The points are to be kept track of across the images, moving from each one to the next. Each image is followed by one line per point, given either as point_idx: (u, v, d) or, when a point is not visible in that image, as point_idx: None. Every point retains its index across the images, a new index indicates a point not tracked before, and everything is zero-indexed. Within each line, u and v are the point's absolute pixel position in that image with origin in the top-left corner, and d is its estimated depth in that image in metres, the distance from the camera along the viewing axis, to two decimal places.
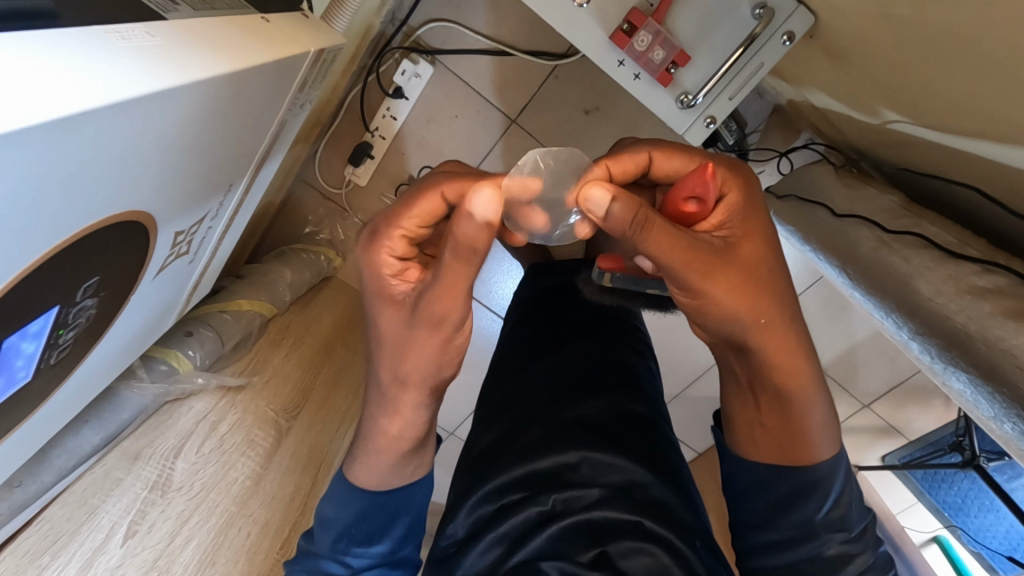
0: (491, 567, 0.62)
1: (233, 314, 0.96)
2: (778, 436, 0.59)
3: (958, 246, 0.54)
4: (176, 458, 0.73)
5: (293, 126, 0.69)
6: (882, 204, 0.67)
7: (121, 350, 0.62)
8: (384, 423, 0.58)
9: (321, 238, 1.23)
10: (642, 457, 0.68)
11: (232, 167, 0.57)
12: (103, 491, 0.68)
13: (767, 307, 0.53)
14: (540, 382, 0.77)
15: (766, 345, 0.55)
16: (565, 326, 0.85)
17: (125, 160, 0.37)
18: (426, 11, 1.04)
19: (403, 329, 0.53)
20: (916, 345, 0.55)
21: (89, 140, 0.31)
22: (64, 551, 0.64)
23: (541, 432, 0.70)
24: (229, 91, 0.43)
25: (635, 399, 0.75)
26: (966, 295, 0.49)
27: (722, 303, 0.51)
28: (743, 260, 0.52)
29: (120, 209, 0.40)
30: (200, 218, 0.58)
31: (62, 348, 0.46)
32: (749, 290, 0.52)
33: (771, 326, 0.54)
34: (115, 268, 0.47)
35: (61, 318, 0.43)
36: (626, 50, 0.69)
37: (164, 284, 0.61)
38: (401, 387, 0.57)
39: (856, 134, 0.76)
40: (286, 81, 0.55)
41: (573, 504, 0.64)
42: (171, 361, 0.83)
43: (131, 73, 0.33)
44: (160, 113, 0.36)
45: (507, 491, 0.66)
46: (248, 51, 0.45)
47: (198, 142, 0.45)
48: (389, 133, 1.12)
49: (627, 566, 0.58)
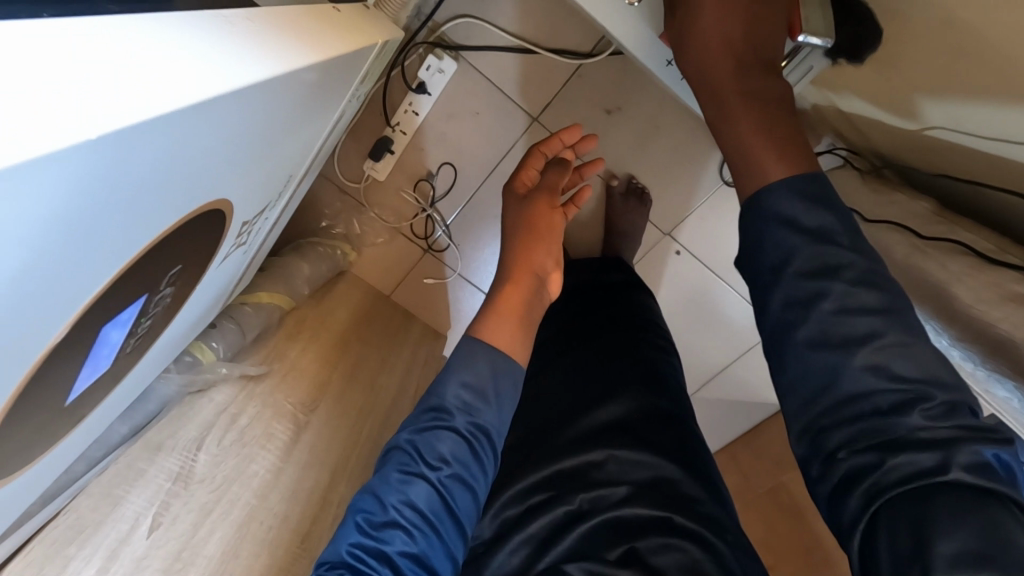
0: (520, 566, 0.67)
1: (253, 306, 0.97)
2: (743, 164, 0.56)
3: (998, 253, 0.54)
4: (198, 450, 0.73)
5: (342, 120, 0.67)
6: (914, 209, 0.65)
7: (178, 338, 0.62)
8: (501, 289, 0.79)
9: (337, 232, 1.24)
10: (671, 454, 0.74)
11: (290, 161, 0.57)
12: (127, 482, 0.67)
13: (724, 55, 0.59)
14: (566, 382, 0.84)
15: (712, 90, 0.60)
16: (585, 331, 0.91)
17: (219, 154, 0.37)
18: (449, 7, 1.03)
19: (515, 212, 0.87)
20: (958, 353, 0.57)
21: (204, 127, 0.32)
22: (89, 542, 0.62)
23: (564, 435, 0.76)
24: (310, 82, 0.43)
25: (658, 395, 0.80)
26: (1009, 302, 0.49)
27: (700, 73, 0.61)
28: (708, 39, 0.60)
29: (204, 201, 0.40)
30: (261, 208, 0.58)
31: (139, 335, 0.47)
32: (723, 64, 0.59)
33: (719, 83, 0.59)
34: (192, 259, 0.47)
35: (145, 308, 0.43)
36: (674, 50, 0.71)
37: (220, 275, 0.61)
38: (515, 261, 0.82)
39: (889, 140, 0.74)
40: (351, 73, 0.54)
41: (600, 502, 0.70)
42: (194, 352, 0.86)
43: (238, 59, 0.33)
44: (256, 108, 0.37)
45: (532, 493, 0.72)
46: (323, 37, 0.44)
47: (276, 135, 0.45)
48: (411, 128, 1.11)
49: (658, 562, 0.64)
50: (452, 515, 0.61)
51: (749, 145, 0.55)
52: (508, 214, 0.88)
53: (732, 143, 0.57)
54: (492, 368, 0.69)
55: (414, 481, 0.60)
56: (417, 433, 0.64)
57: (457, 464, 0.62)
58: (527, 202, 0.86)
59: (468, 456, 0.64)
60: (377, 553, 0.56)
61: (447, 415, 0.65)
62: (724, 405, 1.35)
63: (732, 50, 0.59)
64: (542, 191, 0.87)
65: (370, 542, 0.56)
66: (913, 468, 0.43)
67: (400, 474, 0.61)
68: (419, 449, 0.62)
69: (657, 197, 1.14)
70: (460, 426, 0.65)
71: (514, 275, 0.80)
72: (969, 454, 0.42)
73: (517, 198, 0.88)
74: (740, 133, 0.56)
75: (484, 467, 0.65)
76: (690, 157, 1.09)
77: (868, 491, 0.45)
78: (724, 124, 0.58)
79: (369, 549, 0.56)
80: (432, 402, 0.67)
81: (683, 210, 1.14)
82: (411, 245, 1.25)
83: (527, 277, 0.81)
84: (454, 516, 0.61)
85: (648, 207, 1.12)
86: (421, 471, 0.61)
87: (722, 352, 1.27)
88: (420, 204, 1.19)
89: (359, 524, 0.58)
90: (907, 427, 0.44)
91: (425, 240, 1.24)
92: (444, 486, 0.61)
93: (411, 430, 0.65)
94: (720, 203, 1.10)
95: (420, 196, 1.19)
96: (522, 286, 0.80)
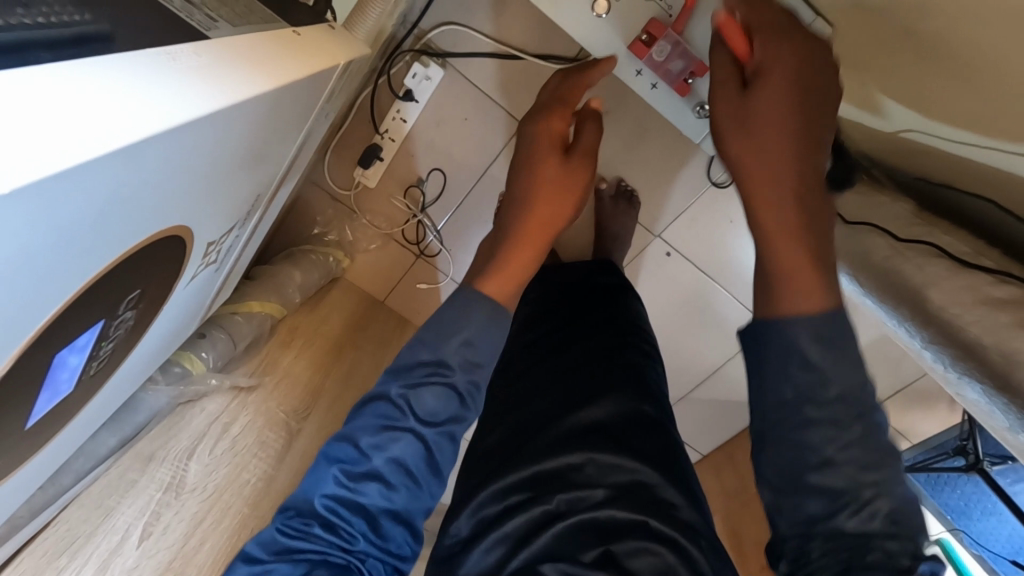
0: (494, 565, 0.68)
1: (244, 316, 0.96)
2: (775, 274, 0.52)
3: (972, 256, 0.54)
4: (189, 459, 0.74)
5: (317, 134, 0.68)
6: (894, 212, 0.66)
7: (150, 358, 0.63)
8: (518, 245, 0.68)
9: (329, 238, 1.24)
10: (651, 458, 0.75)
11: (259, 179, 0.57)
12: (118, 493, 0.68)
13: (776, 147, 0.52)
14: (550, 387, 0.84)
15: (755, 185, 0.53)
16: (574, 332, 0.92)
17: (169, 183, 0.37)
18: (436, 14, 1.03)
19: (551, 156, 0.70)
20: (929, 354, 0.56)
21: (141, 162, 0.31)
22: (80, 552, 0.63)
23: (546, 437, 0.77)
24: (270, 107, 0.43)
25: (644, 400, 0.81)
26: (982, 306, 0.49)
27: (743, 162, 0.54)
28: (758, 116, 0.53)
29: (159, 227, 0.41)
30: (229, 227, 0.58)
31: (102, 358, 0.48)
32: (774, 157, 0.52)
33: (765, 180, 0.53)
34: (153, 281, 0.47)
35: (103, 332, 0.44)
36: (645, 60, 0.72)
37: (191, 292, 0.61)
38: (537, 216, 0.69)
39: (868, 142, 0.73)
40: (314, 94, 0.52)
41: (579, 504, 0.71)
42: (183, 363, 0.83)
43: (177, 94, 0.32)
44: (208, 139, 0.36)
45: (515, 491, 0.73)
46: (282, 63, 0.44)
47: (236, 160, 0.45)
48: (398, 135, 1.12)
49: (634, 565, 0.65)
50: (433, 468, 0.61)
51: (790, 266, 0.51)
52: (540, 153, 0.70)
53: (771, 263, 0.52)
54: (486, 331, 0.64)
55: (400, 435, 0.59)
56: (410, 383, 0.61)
57: (448, 422, 0.61)
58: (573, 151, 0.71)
59: (458, 410, 0.62)
60: (353, 504, 0.56)
61: (446, 369, 0.62)
62: (718, 406, 1.35)
63: (790, 136, 0.52)
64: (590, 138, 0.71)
65: (347, 492, 0.56)
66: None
67: (384, 428, 0.59)
68: (410, 402, 0.61)
69: (647, 199, 1.15)
70: (458, 384, 0.63)
71: (529, 232, 0.68)
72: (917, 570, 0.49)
73: (554, 134, 0.71)
74: (784, 255, 0.51)
75: (471, 420, 0.64)
76: (678, 160, 1.09)
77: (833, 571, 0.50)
78: (760, 225, 0.53)
79: (344, 500, 0.56)
80: (431, 353, 0.63)
81: (673, 211, 1.14)
82: (403, 251, 1.26)
83: (547, 235, 0.69)
84: (435, 469, 0.61)
85: (637, 210, 1.13)
86: (408, 424, 0.60)
87: (715, 353, 1.28)
88: (410, 210, 1.20)
89: (336, 471, 0.58)
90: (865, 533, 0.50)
91: (416, 246, 1.25)
92: (429, 442, 0.60)
93: (403, 382, 0.62)
94: (709, 204, 1.11)
95: (411, 202, 1.19)
96: (538, 245, 0.68)
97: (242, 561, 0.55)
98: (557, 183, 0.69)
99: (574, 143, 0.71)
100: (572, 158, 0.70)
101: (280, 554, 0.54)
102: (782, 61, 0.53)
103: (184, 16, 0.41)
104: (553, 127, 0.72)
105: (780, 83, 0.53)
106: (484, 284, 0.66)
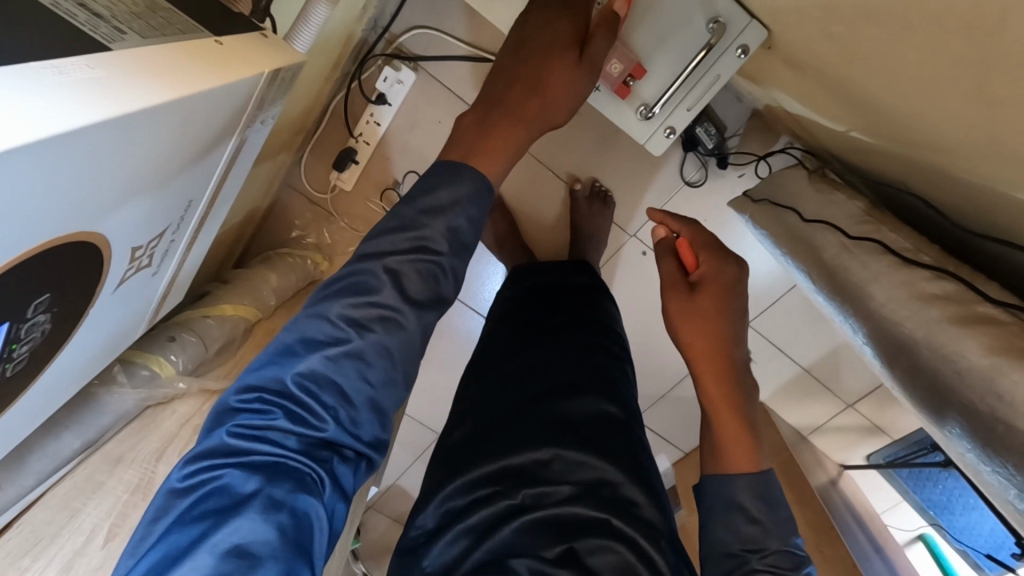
0: (457, 556, 0.69)
1: (217, 319, 0.93)
2: (725, 445, 0.68)
3: (913, 252, 0.56)
4: (157, 462, 0.75)
5: (255, 142, 0.67)
6: (847, 210, 0.67)
7: (80, 366, 0.60)
8: (501, 125, 0.66)
9: (308, 241, 1.25)
10: (615, 457, 0.75)
11: (192, 183, 0.56)
12: (85, 494, 0.69)
13: (712, 345, 0.68)
14: (510, 385, 0.84)
15: (702, 375, 0.69)
16: (545, 325, 0.93)
17: (68, 192, 0.36)
18: (407, 18, 1.04)
19: (569, 43, 0.67)
20: (871, 351, 0.61)
21: (22, 176, 0.30)
22: (44, 554, 0.64)
23: (516, 432, 0.77)
24: (174, 117, 0.41)
25: (609, 400, 0.81)
26: (917, 301, 0.51)
27: (694, 360, 0.69)
28: (699, 317, 0.69)
29: (66, 231, 0.39)
30: (158, 232, 0.57)
31: (18, 361, 0.44)
32: (713, 353, 0.68)
33: (708, 372, 0.69)
34: (67, 284, 0.44)
35: (12, 334, 0.40)
36: None
37: (126, 297, 0.60)
38: (535, 106, 0.67)
39: (831, 143, 0.75)
40: (238, 102, 0.52)
41: (543, 499, 0.71)
42: (152, 366, 0.81)
43: (68, 107, 0.32)
44: (93, 150, 0.35)
45: (480, 485, 0.73)
46: (191, 75, 0.43)
47: (149, 166, 0.44)
48: (373, 138, 1.13)
49: (595, 562, 0.66)
50: (410, 355, 0.60)
51: (733, 441, 0.67)
52: (557, 39, 0.67)
53: (719, 438, 0.68)
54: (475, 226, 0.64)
55: (381, 314, 0.58)
56: (393, 260, 0.60)
57: (428, 309, 0.61)
58: (591, 41, 0.68)
59: (437, 295, 0.62)
60: (325, 387, 0.55)
61: (432, 249, 0.61)
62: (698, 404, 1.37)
63: (720, 332, 0.68)
64: (609, 35, 0.69)
65: (323, 372, 0.55)
66: None
67: (365, 306, 0.58)
68: (391, 281, 0.59)
69: (622, 200, 1.16)
70: (442, 263, 0.62)
71: (520, 111, 0.67)
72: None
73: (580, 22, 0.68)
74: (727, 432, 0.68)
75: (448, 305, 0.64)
76: (650, 161, 1.11)
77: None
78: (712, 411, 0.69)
79: (319, 381, 0.55)
80: (413, 227, 0.61)
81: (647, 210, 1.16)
82: None
83: (533, 123, 0.67)
84: (410, 357, 0.60)
85: (611, 209, 1.14)
86: (391, 304, 0.59)
87: None
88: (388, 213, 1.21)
89: (310, 351, 0.55)
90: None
91: None
92: (408, 326, 0.60)
93: (388, 259, 0.60)
94: (683, 204, 1.12)
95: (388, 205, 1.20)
96: (524, 133, 0.67)
97: (189, 462, 0.51)
98: (567, 87, 0.67)
99: (595, 36, 0.68)
100: (585, 59, 0.67)
101: (237, 452, 0.51)
102: (715, 277, 0.70)
103: (86, 29, 0.39)
104: (564, 23, 0.68)
105: (716, 293, 0.69)
106: (473, 161, 0.65)
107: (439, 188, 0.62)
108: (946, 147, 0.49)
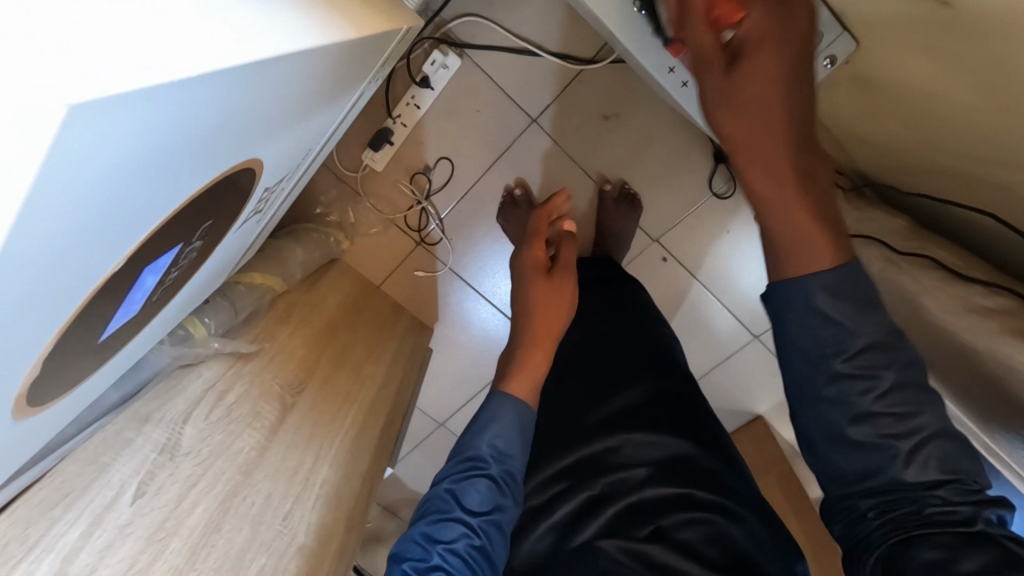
0: (547, 551, 0.74)
1: (246, 286, 0.96)
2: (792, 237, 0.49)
3: (965, 267, 0.57)
4: (184, 423, 0.72)
5: (359, 102, 0.74)
6: (891, 225, 0.69)
7: (186, 301, 0.65)
8: (524, 351, 0.82)
9: (331, 219, 1.23)
10: (687, 433, 0.79)
11: (309, 134, 0.62)
12: (114, 449, 0.65)
13: (774, 109, 0.50)
14: (573, 373, 0.87)
15: (764, 152, 0.50)
16: (592, 305, 0.94)
17: (259, 116, 0.43)
18: (459, 5, 1.06)
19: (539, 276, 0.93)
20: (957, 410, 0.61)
21: (244, 92, 0.37)
22: (75, 505, 0.59)
23: (588, 421, 0.82)
24: (328, 57, 0.48)
25: (673, 376, 0.84)
26: (972, 314, 0.54)
27: (746, 131, 0.50)
28: (744, 86, 0.50)
29: (241, 158, 0.45)
30: (280, 176, 0.63)
31: (169, 283, 0.52)
32: (774, 120, 0.50)
33: (764, 145, 0.50)
34: (218, 219, 0.52)
35: (177, 258, 0.49)
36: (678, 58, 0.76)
37: (240, 237, 0.66)
38: (537, 340, 0.85)
39: (869, 158, 0.80)
40: (367, 53, 0.60)
41: (621, 485, 0.76)
42: (187, 326, 0.84)
43: (283, 34, 0.39)
44: (283, 76, 0.41)
45: (557, 480, 0.78)
46: (341, 20, 0.50)
47: (302, 103, 0.50)
48: (412, 120, 1.13)
49: (683, 534, 0.70)
50: (489, 558, 0.63)
51: (800, 235, 0.49)
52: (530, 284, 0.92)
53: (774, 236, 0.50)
54: (510, 425, 0.73)
55: (452, 524, 0.63)
56: (454, 482, 0.68)
57: (495, 513, 0.66)
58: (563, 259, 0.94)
59: (500, 496, 0.67)
60: None
61: (483, 462, 0.69)
62: None
63: (784, 102, 0.50)
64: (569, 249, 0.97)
65: None
66: (942, 517, 0.45)
67: (439, 518, 0.64)
68: (456, 499, 0.66)
69: (649, 204, 1.18)
70: (495, 473, 0.69)
71: (539, 343, 0.85)
72: (985, 510, 0.45)
73: (539, 258, 0.96)
74: (790, 227, 0.49)
75: (513, 502, 0.69)
76: (681, 167, 1.13)
77: (889, 546, 0.47)
78: (766, 204, 0.50)
79: None
80: (467, 451, 0.70)
81: (674, 216, 1.18)
82: (404, 237, 1.27)
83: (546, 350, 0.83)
84: (488, 558, 0.63)
85: (639, 212, 1.15)
86: (459, 515, 0.64)
87: (702, 359, 1.30)
88: (416, 196, 1.21)
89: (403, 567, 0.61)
90: (932, 494, 0.46)
91: (418, 233, 1.26)
92: (482, 528, 0.64)
93: (452, 479, 0.68)
94: (709, 213, 1.15)
95: (417, 188, 1.20)
96: (543, 353, 0.83)
97: None
98: (545, 296, 0.90)
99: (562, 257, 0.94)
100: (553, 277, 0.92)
101: None
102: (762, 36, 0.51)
103: None
104: (536, 253, 0.97)
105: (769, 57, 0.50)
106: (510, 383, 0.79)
107: (488, 423, 0.72)
108: (997, 154, 0.57)
